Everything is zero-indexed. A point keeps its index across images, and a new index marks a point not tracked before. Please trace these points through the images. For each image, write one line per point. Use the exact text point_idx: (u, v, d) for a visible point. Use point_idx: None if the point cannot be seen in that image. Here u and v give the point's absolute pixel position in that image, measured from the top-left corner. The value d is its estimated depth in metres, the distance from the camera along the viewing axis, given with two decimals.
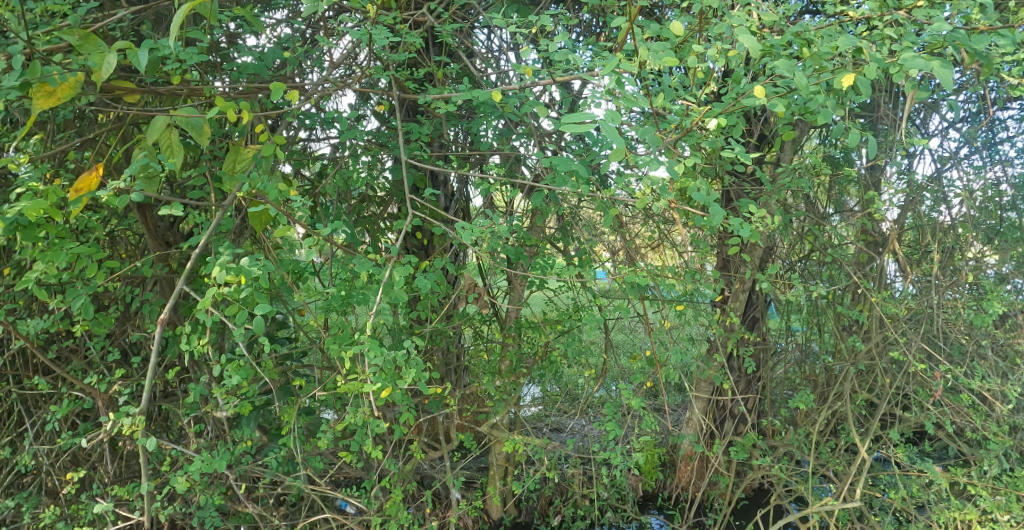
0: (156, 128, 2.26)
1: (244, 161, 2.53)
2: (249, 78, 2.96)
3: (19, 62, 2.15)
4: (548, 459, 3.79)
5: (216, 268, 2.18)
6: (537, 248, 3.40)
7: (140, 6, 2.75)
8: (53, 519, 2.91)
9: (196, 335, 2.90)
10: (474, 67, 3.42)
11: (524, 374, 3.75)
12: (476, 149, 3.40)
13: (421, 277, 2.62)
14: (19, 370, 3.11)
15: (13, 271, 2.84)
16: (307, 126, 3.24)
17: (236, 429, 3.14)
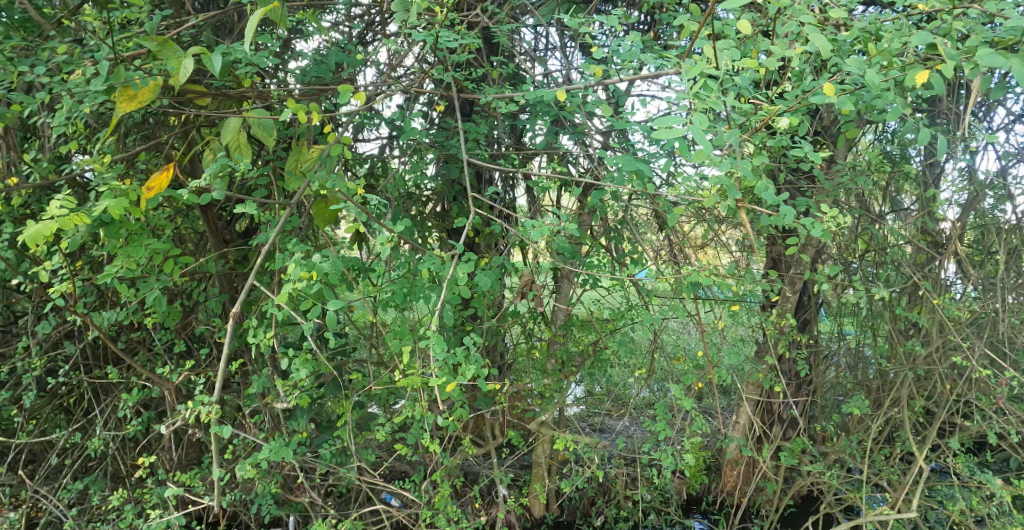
0: (229, 129, 2.48)
1: (310, 160, 2.66)
2: (311, 81, 3.06)
3: (105, 69, 2.30)
4: (595, 459, 3.80)
5: (291, 265, 2.29)
6: (589, 248, 3.42)
7: (209, 13, 2.86)
8: (121, 502, 3.04)
9: (259, 329, 3.01)
10: (526, 66, 3.45)
11: (573, 373, 3.77)
12: (528, 148, 3.43)
13: (481, 274, 2.67)
14: (89, 360, 3.25)
15: (88, 265, 2.98)
16: (363, 126, 3.32)
17: (293, 422, 3.24)
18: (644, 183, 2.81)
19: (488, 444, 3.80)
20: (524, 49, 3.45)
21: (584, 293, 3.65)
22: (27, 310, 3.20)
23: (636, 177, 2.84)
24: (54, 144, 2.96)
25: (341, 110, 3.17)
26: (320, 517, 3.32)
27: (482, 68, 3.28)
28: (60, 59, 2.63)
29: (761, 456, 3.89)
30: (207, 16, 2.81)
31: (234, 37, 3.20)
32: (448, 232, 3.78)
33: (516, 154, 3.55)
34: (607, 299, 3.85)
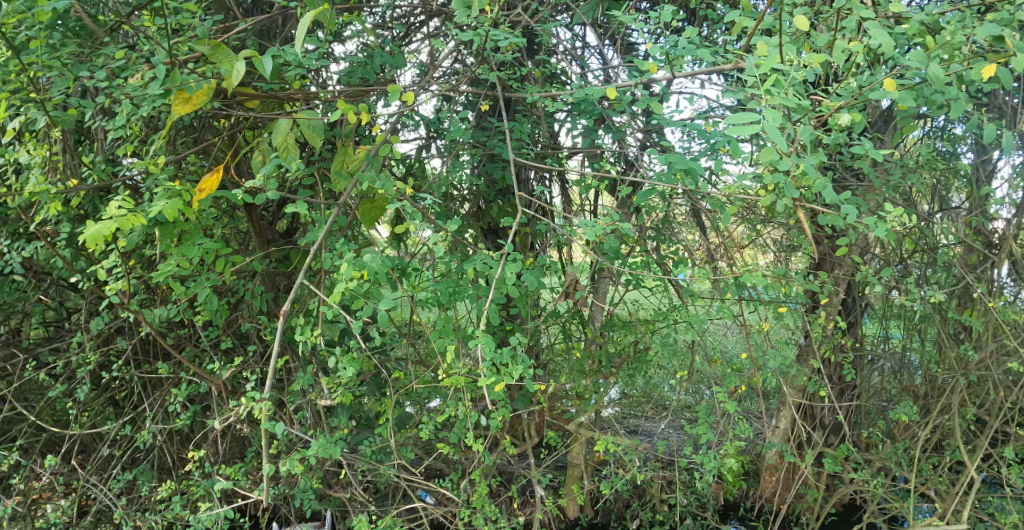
0: (278, 131, 2.63)
1: (356, 161, 2.77)
2: (358, 82, 3.17)
3: (162, 74, 2.44)
4: (634, 461, 3.80)
5: (342, 264, 2.46)
6: (631, 251, 3.43)
7: (260, 16, 2.97)
8: (170, 493, 3.14)
9: (307, 326, 3.10)
10: (568, 65, 3.49)
11: (614, 374, 3.79)
12: (573, 148, 3.47)
13: (528, 275, 2.73)
14: (139, 354, 3.36)
15: (142, 263, 3.09)
16: (408, 126, 3.41)
17: (336, 418, 3.31)
18: (692, 183, 2.84)
19: (526, 444, 3.83)
20: (565, 48, 3.48)
21: (626, 293, 3.67)
22: (81, 306, 3.32)
23: (683, 176, 2.87)
24: (108, 146, 3.07)
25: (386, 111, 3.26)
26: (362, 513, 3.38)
27: (527, 67, 3.33)
28: (116, 64, 2.73)
29: (803, 462, 3.84)
30: (257, 21, 2.92)
31: (280, 40, 3.29)
32: (486, 232, 3.81)
33: (559, 154, 3.60)
34: (646, 299, 3.88)
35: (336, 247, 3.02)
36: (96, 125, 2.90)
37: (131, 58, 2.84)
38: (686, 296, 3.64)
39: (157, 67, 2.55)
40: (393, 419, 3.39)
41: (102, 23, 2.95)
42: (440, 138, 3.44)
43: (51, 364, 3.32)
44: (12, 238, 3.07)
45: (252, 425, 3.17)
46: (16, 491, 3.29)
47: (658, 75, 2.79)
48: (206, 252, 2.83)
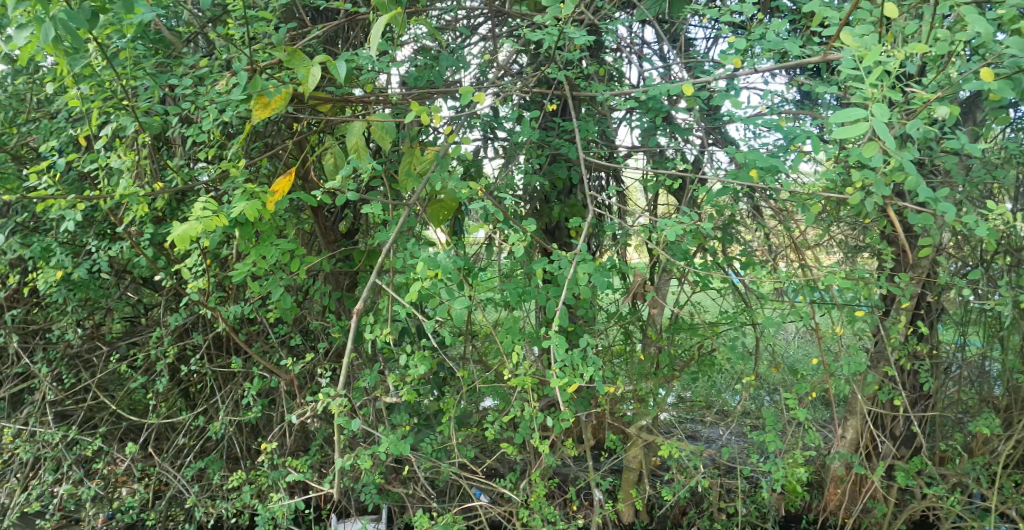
0: (353, 131, 2.92)
1: (426, 162, 3.03)
2: (425, 85, 3.31)
3: (245, 80, 2.67)
4: (697, 467, 3.78)
5: (418, 262, 2.66)
6: (697, 255, 3.42)
7: (332, 23, 3.12)
8: (242, 483, 3.29)
9: (376, 324, 3.20)
10: (634, 63, 3.53)
11: (677, 377, 3.79)
12: (644, 148, 3.52)
13: (598, 275, 2.77)
14: (213, 349, 3.53)
15: (219, 262, 3.26)
16: (475, 127, 3.52)
17: (399, 414, 3.42)
18: (772, 180, 2.91)
19: (585, 445, 3.86)
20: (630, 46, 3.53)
21: (692, 296, 3.67)
22: (160, 302, 3.52)
23: (759, 172, 2.94)
24: (188, 151, 3.25)
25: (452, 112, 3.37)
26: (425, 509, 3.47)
27: (595, 66, 3.40)
28: (199, 73, 2.90)
29: (871, 474, 3.75)
30: (331, 27, 3.08)
31: (347, 47, 3.41)
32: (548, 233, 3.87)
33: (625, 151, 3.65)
34: (708, 302, 3.88)
35: (403, 247, 3.13)
36: (179, 131, 3.08)
37: (211, 68, 3.01)
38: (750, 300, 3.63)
39: (237, 75, 2.71)
40: (454, 416, 3.47)
41: (184, 34, 3.13)
42: (508, 138, 3.55)
43: (132, 356, 3.53)
44: (99, 239, 3.28)
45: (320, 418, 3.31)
46: (98, 475, 3.50)
47: (731, 73, 2.87)
48: (281, 250, 2.97)
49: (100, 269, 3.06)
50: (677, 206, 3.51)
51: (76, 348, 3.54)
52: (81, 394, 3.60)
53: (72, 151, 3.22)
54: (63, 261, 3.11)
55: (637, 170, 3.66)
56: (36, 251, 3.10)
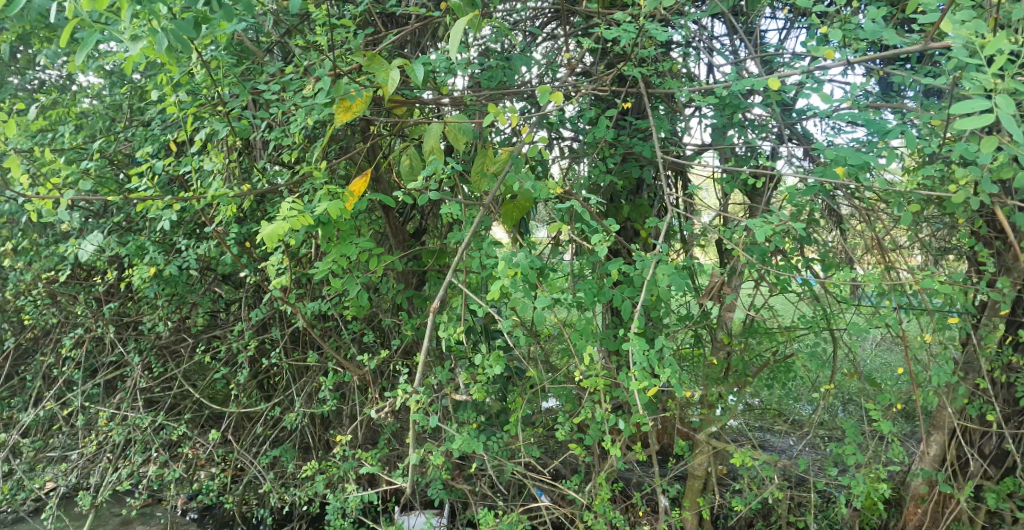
0: (432, 133, 2.99)
1: (500, 163, 3.11)
2: (499, 85, 3.38)
3: (329, 85, 2.80)
4: (767, 477, 3.71)
5: (495, 261, 2.73)
6: (771, 261, 3.37)
7: (409, 26, 3.22)
8: (316, 472, 3.44)
9: (447, 322, 3.30)
10: (709, 60, 3.51)
11: (749, 383, 3.74)
12: (721, 145, 3.50)
13: (671, 277, 2.78)
14: (290, 343, 3.70)
15: (299, 259, 3.41)
16: (549, 126, 3.57)
17: (468, 411, 3.50)
18: (862, 177, 2.89)
19: (653, 450, 3.84)
20: (704, 42, 3.50)
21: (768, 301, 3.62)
22: (240, 298, 3.71)
23: (847, 169, 2.93)
24: (270, 154, 3.42)
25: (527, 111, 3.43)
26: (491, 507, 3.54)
27: (670, 63, 3.39)
28: (286, 79, 3.06)
29: (953, 491, 3.61)
30: (408, 30, 3.19)
31: (419, 50, 3.50)
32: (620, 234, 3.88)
33: (701, 149, 3.63)
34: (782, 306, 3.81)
35: (477, 247, 3.20)
36: (264, 135, 3.25)
37: (294, 74, 3.16)
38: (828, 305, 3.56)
39: (322, 80, 2.84)
40: (522, 415, 3.52)
41: (266, 43, 3.29)
42: (583, 136, 3.58)
43: (216, 348, 3.73)
44: (188, 238, 3.48)
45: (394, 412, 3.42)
46: (182, 460, 3.71)
47: (820, 66, 2.82)
48: (359, 249, 3.09)
49: (191, 266, 3.25)
50: (755, 205, 3.47)
51: (165, 339, 3.78)
52: (167, 382, 3.83)
53: (164, 155, 3.43)
54: (156, 258, 3.31)
55: (713, 169, 3.63)
56: (132, 249, 3.31)
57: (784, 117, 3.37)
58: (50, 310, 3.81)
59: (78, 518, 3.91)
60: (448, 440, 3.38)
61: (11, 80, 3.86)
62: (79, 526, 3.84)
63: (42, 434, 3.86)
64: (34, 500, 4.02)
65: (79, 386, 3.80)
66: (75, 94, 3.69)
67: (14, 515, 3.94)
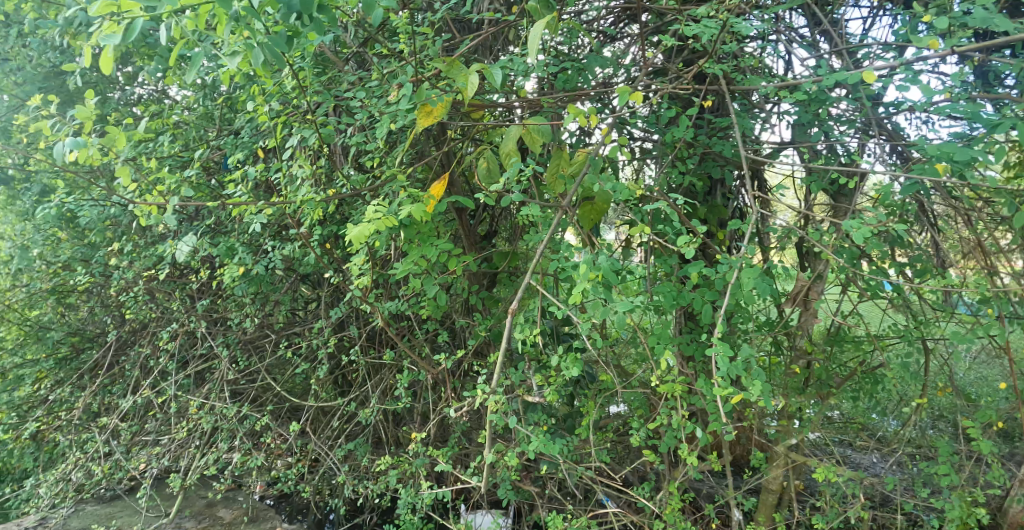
0: (511, 136, 3.03)
1: (577, 164, 3.12)
2: (574, 87, 3.41)
3: (412, 91, 2.90)
4: (851, 494, 3.59)
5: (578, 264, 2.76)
6: (861, 269, 3.27)
7: (486, 30, 3.30)
8: (391, 467, 3.55)
9: (523, 324, 3.34)
10: (791, 54, 3.44)
11: (832, 394, 3.63)
12: (806, 142, 3.42)
13: (757, 282, 2.75)
14: (366, 341, 3.83)
15: (379, 261, 3.53)
16: (626, 127, 3.57)
17: (540, 413, 3.54)
18: (967, 173, 2.76)
19: (728, 460, 3.77)
20: (785, 36, 3.43)
21: (856, 307, 3.52)
22: (321, 298, 3.88)
23: (950, 165, 2.80)
24: (351, 160, 3.56)
25: (603, 112, 3.44)
26: (563, 511, 3.56)
27: (751, 59, 3.34)
28: (370, 86, 3.19)
29: None
30: (485, 34, 3.27)
31: (494, 55, 3.57)
32: (701, 239, 3.83)
33: (783, 148, 3.54)
34: (868, 313, 3.69)
35: (553, 250, 3.24)
36: (346, 141, 3.39)
37: (376, 82, 3.29)
38: (921, 314, 3.43)
39: (405, 87, 2.95)
40: (594, 419, 3.54)
41: (347, 53, 3.44)
42: (660, 135, 3.57)
43: (297, 344, 3.91)
44: (273, 239, 3.66)
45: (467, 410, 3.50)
46: (265, 450, 3.89)
47: (918, 58, 2.73)
48: (438, 252, 3.18)
49: (277, 265, 3.42)
50: (843, 206, 3.37)
51: (250, 334, 3.98)
52: (252, 375, 4.03)
53: (253, 162, 3.62)
54: (245, 258, 3.51)
55: (795, 168, 3.54)
56: (224, 249, 3.52)
57: (873, 112, 3.27)
58: (148, 306, 4.09)
59: (168, 498, 4.17)
60: (520, 441, 3.44)
61: (114, 94, 4.16)
62: (168, 506, 4.08)
63: (138, 419, 4.12)
64: (130, 481, 4.30)
65: (172, 375, 4.06)
66: (172, 105, 3.94)
67: (111, 492, 4.24)
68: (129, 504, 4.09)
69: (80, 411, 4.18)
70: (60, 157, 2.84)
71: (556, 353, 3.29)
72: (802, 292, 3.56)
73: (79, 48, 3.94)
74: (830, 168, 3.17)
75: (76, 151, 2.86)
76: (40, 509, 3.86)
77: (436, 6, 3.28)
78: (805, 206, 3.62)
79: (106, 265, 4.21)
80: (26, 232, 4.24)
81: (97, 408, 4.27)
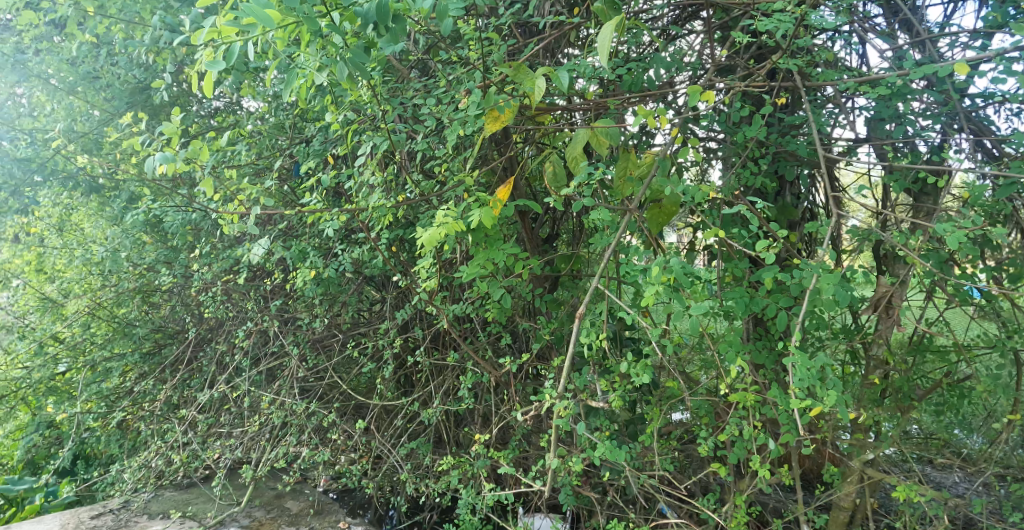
0: (579, 140, 3.05)
1: (645, 166, 3.12)
2: (641, 89, 3.40)
3: (482, 97, 2.96)
4: (930, 512, 3.46)
5: (653, 269, 2.77)
6: (948, 275, 3.17)
7: (551, 33, 3.33)
8: (454, 468, 3.62)
9: (589, 329, 3.36)
10: (869, 47, 3.34)
11: (913, 408, 3.50)
12: (886, 139, 3.31)
13: (834, 288, 2.70)
14: (430, 342, 3.92)
15: (445, 264, 3.61)
16: (694, 128, 3.54)
17: (602, 418, 3.55)
18: None
19: (797, 473, 3.66)
20: (862, 28, 3.34)
21: (943, 315, 3.39)
22: (386, 299, 3.98)
23: None
24: (417, 165, 3.65)
25: (670, 113, 3.41)
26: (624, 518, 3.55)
27: (828, 55, 3.27)
28: (438, 93, 3.27)
29: None
30: (551, 37, 3.30)
31: (558, 59, 3.59)
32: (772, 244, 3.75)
33: (859, 144, 3.42)
34: (952, 321, 3.55)
35: (618, 255, 3.24)
36: (413, 147, 3.48)
37: (444, 89, 3.37)
38: (1013, 322, 3.28)
39: (475, 94, 3.02)
40: (658, 426, 3.51)
41: (412, 61, 3.54)
42: (730, 136, 3.52)
43: (363, 344, 4.02)
44: (342, 243, 3.78)
45: (530, 413, 3.53)
46: (333, 446, 4.02)
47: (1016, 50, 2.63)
48: (505, 256, 3.23)
49: (347, 268, 3.54)
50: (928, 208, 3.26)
51: (319, 334, 4.12)
52: (320, 373, 4.17)
53: (323, 168, 3.76)
54: (317, 261, 3.64)
55: (872, 166, 3.41)
56: (297, 252, 3.67)
57: (960, 105, 3.15)
58: (224, 306, 4.29)
59: (240, 488, 4.34)
60: (583, 446, 3.45)
61: (194, 106, 4.40)
62: (240, 496, 4.27)
63: (213, 412, 4.31)
64: (205, 470, 4.51)
65: (246, 371, 4.23)
66: (247, 116, 4.14)
67: (188, 480, 4.45)
68: (204, 492, 4.30)
69: (161, 403, 4.40)
70: (152, 170, 3.01)
71: (622, 358, 3.29)
72: (886, 297, 3.37)
73: (164, 63, 4.18)
74: (914, 168, 3.08)
75: (166, 163, 3.03)
76: (124, 493, 4.06)
77: (500, 12, 3.34)
78: (882, 207, 3.49)
79: (187, 267, 4.45)
80: (115, 236, 4.53)
81: (177, 400, 4.49)
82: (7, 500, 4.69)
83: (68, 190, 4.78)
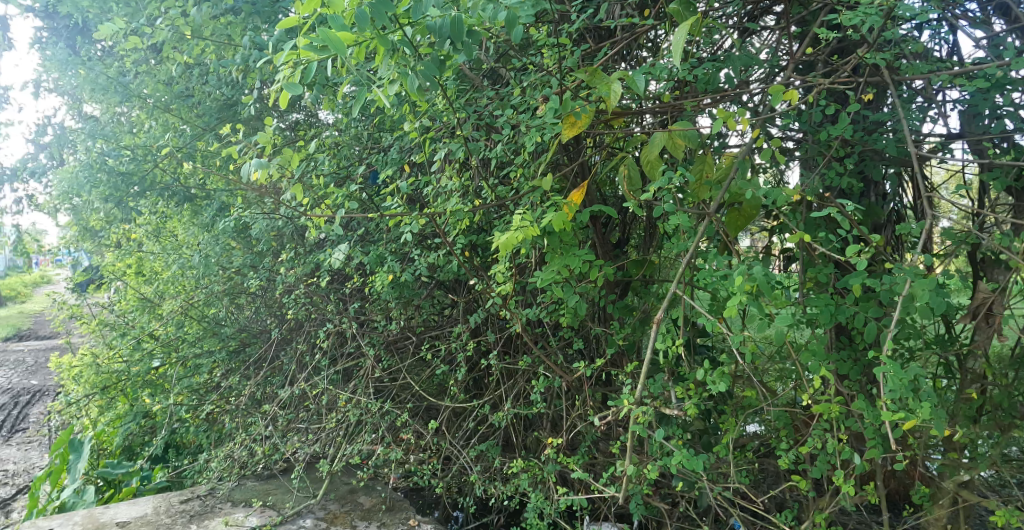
0: (656, 143, 3.05)
1: (723, 169, 3.06)
2: (718, 89, 3.35)
3: (558, 101, 2.99)
4: None
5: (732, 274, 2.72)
6: None
7: (627, 35, 3.33)
8: (527, 471, 3.63)
9: (665, 334, 3.32)
10: (961, 35, 3.19)
11: (1014, 425, 3.30)
12: (984, 134, 3.15)
13: (928, 296, 2.58)
14: (502, 345, 3.97)
15: (519, 269, 3.64)
16: (775, 128, 3.46)
17: (676, 426, 3.49)
18: None
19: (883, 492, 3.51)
20: (955, 18, 3.19)
21: None
22: (459, 303, 4.06)
23: None
24: (491, 172, 3.71)
25: (748, 115, 3.35)
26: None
27: (919, 48, 3.13)
28: (513, 100, 3.33)
29: None
30: (626, 41, 3.30)
31: (633, 60, 3.58)
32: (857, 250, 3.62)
33: (953, 140, 3.26)
34: None
35: (694, 260, 3.20)
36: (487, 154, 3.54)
37: (517, 97, 3.42)
38: None
39: (552, 99, 3.05)
40: (734, 437, 3.44)
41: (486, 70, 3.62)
42: (811, 139, 3.42)
43: (437, 346, 4.11)
44: (418, 248, 3.88)
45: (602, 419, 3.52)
46: (408, 446, 4.11)
47: None
48: (579, 260, 3.25)
49: (422, 271, 3.63)
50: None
51: (394, 335, 4.24)
52: (394, 373, 4.28)
53: (400, 176, 3.87)
54: (393, 266, 3.75)
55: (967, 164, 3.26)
56: (375, 257, 3.79)
57: None
58: (306, 307, 4.47)
59: (317, 482, 4.50)
60: (656, 454, 3.41)
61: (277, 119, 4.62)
62: (317, 489, 4.41)
63: (293, 408, 4.48)
64: (285, 463, 4.69)
65: (324, 371, 4.39)
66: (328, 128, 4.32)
67: (268, 472, 4.65)
68: (283, 483, 4.47)
69: (246, 397, 4.61)
70: (248, 176, 3.18)
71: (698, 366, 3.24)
72: (988, 305, 3.13)
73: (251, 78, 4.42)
74: (1016, 165, 2.91)
75: (260, 170, 3.19)
76: (211, 480, 4.28)
77: (573, 17, 3.37)
78: (979, 208, 3.32)
79: (271, 270, 4.66)
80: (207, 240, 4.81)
81: (259, 396, 4.69)
82: (106, 483, 5.00)
83: (164, 199, 5.23)
